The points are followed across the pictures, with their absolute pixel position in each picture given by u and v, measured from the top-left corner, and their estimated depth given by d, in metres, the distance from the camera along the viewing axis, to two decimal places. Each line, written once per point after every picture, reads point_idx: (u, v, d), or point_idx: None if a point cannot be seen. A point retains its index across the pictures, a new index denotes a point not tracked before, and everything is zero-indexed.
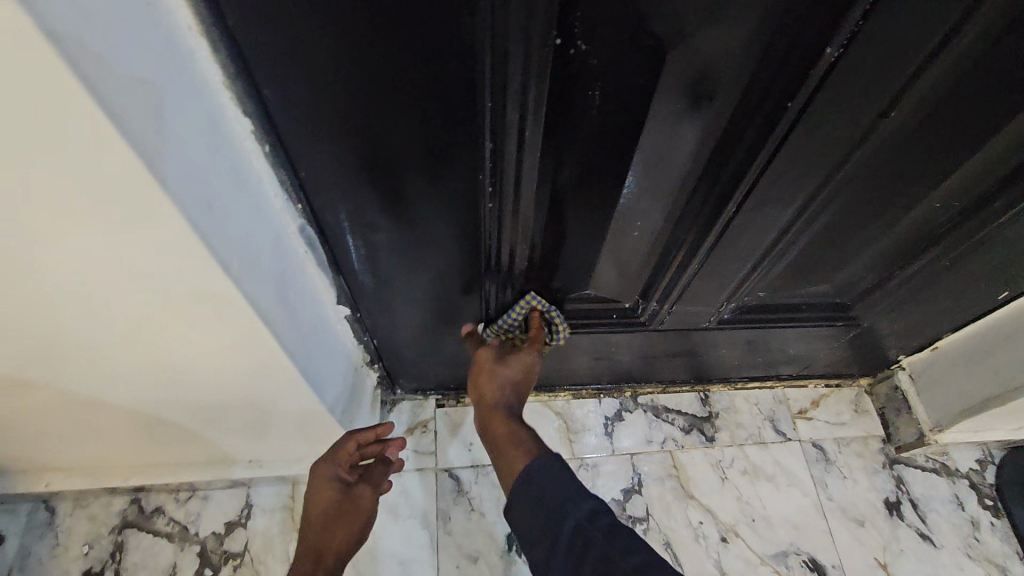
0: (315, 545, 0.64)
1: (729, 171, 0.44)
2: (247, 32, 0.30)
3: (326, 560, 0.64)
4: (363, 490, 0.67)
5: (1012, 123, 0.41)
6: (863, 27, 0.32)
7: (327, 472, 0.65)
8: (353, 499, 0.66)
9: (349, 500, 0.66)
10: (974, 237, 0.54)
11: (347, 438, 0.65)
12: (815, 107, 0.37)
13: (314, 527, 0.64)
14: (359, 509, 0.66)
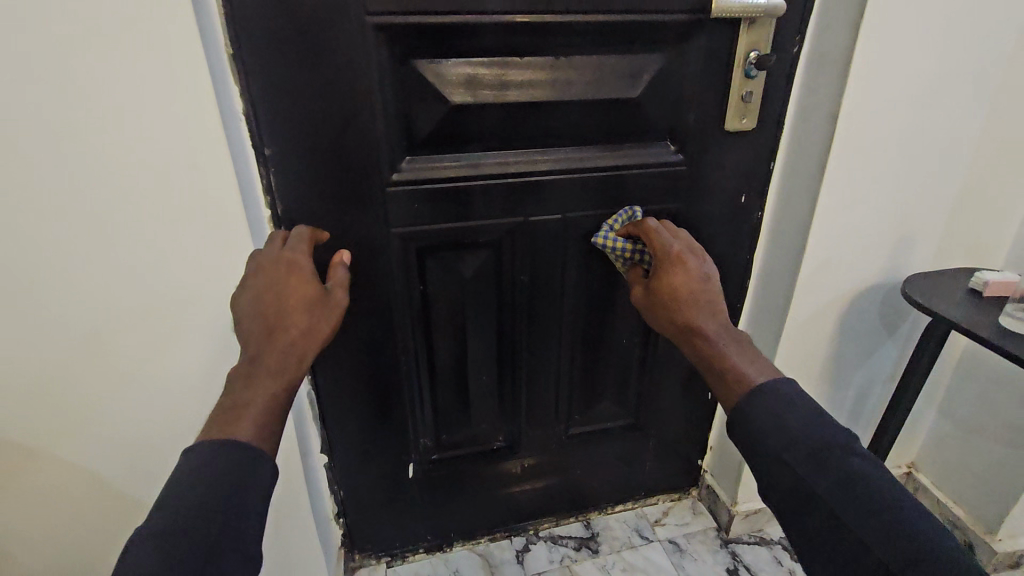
0: (293, 342, 0.63)
1: (513, 333, 0.96)
2: None
3: (292, 360, 0.63)
4: (304, 282, 0.68)
5: (622, 293, 0.97)
6: (530, 270, 0.90)
7: (302, 264, 0.69)
8: (330, 301, 0.70)
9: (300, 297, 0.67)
10: (657, 356, 1.05)
11: (302, 229, 0.74)
12: (530, 299, 0.93)
13: (285, 330, 0.63)
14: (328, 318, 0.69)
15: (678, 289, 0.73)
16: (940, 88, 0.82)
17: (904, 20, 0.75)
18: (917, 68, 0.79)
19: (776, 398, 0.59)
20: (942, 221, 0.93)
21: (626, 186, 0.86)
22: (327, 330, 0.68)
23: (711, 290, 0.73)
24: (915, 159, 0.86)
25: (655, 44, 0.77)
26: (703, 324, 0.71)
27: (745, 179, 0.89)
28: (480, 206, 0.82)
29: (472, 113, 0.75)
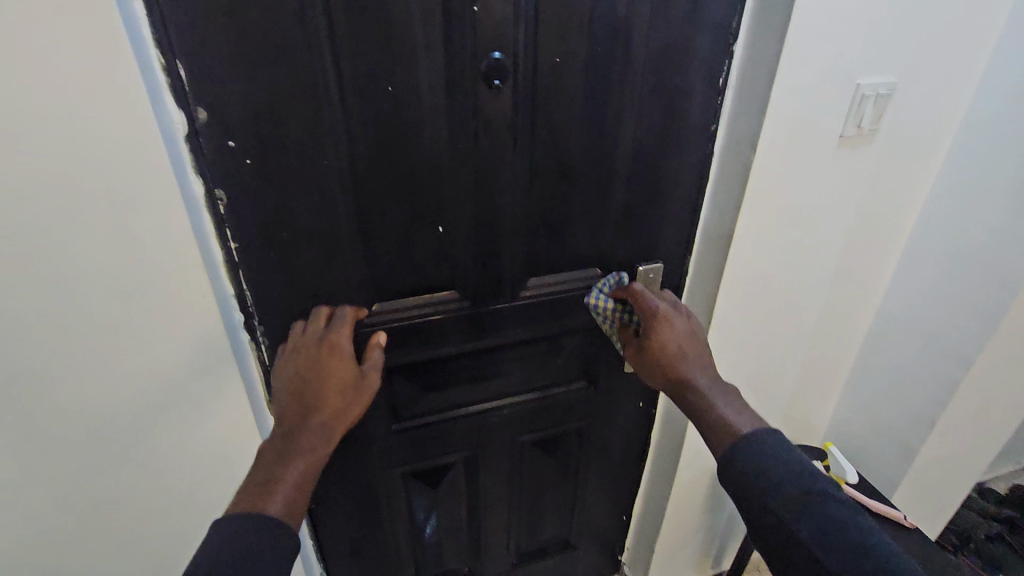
0: (325, 416, 0.76)
1: (475, 505, 1.28)
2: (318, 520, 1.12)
3: (322, 441, 0.75)
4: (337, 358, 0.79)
5: (555, 466, 1.30)
6: (486, 469, 1.22)
7: (342, 348, 0.80)
8: (361, 382, 0.81)
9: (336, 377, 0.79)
10: (584, 499, 1.40)
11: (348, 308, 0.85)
12: (487, 484, 1.25)
13: (325, 408, 0.77)
14: (354, 399, 0.80)
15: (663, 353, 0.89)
16: (773, 349, 1.15)
17: (743, 321, 1.08)
18: (756, 343, 1.12)
19: (764, 454, 0.74)
20: (784, 416, 1.29)
21: (555, 408, 1.18)
22: (356, 411, 0.80)
23: (697, 346, 0.89)
24: (763, 388, 1.21)
25: (569, 332, 1.08)
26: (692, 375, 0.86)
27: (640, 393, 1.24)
28: (445, 442, 1.12)
29: (440, 391, 1.05)
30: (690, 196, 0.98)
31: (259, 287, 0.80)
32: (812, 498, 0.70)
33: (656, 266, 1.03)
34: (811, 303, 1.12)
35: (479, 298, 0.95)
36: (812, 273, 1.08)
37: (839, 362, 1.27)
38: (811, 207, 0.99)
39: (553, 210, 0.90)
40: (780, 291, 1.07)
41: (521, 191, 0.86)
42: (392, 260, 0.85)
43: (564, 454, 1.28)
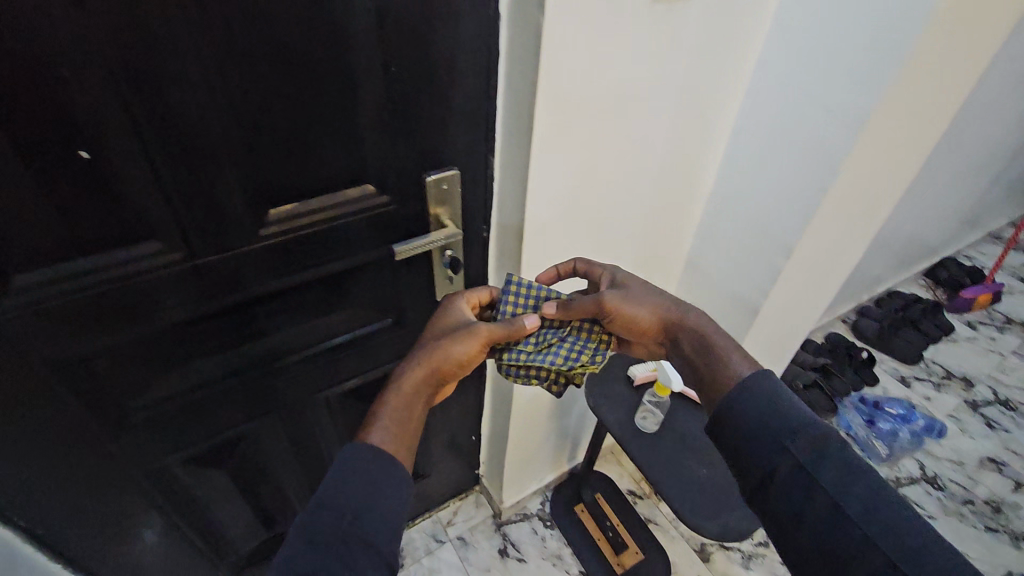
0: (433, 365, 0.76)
1: (289, 471, 1.10)
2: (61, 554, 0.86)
3: (417, 392, 0.76)
4: (453, 316, 0.83)
5: (380, 410, 1.14)
6: (288, 432, 1.03)
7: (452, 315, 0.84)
8: (462, 334, 0.78)
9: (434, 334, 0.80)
10: (423, 432, 1.28)
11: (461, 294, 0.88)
12: (295, 446, 1.06)
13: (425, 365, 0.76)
14: (458, 343, 0.77)
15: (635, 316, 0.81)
16: (594, 256, 1.03)
17: (555, 232, 0.93)
18: (573, 252, 0.99)
19: (771, 402, 0.65)
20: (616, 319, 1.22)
21: (357, 354, 0.99)
22: (452, 353, 0.76)
23: (659, 301, 0.83)
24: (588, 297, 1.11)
25: (349, 270, 0.85)
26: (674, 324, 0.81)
27: None
28: (217, 419, 0.90)
29: (186, 367, 0.81)
30: (477, 79, 0.75)
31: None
32: (828, 446, 0.61)
33: (449, 172, 0.82)
34: (631, 201, 0.99)
35: (195, 247, 0.69)
36: (629, 168, 0.93)
37: (669, 256, 1.19)
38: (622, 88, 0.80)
39: (266, 113, 0.63)
40: (594, 193, 0.92)
41: (195, 84, 0.58)
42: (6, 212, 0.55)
43: (387, 397, 1.12)
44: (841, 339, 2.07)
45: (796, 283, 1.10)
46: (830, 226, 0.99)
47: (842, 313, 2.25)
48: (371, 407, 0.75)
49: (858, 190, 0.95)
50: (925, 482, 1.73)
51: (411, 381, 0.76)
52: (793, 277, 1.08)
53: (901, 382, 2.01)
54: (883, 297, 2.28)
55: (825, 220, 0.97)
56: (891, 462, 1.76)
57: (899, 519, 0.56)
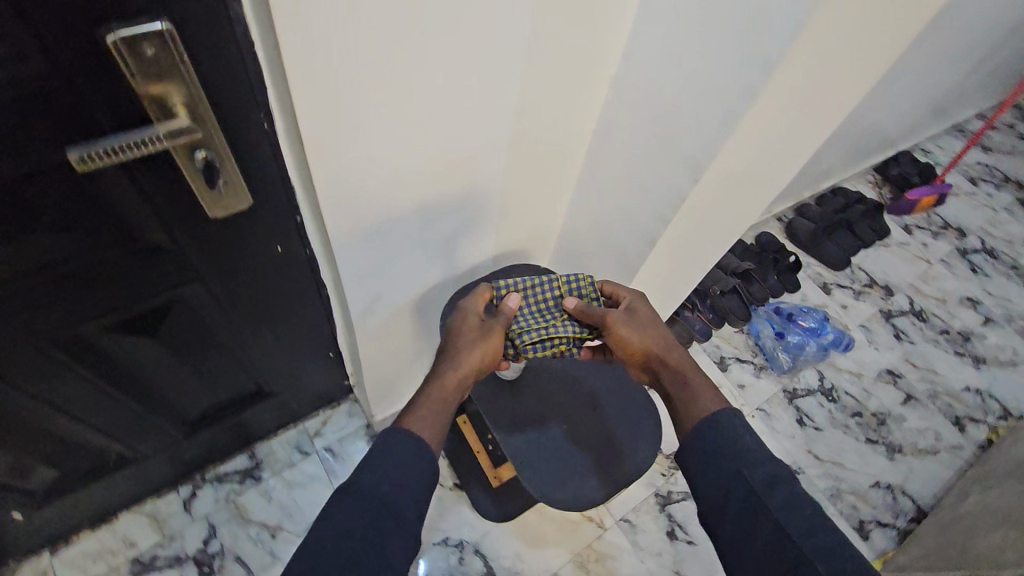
0: (465, 371, 0.82)
1: (52, 413, 0.87)
2: None
3: (449, 398, 0.80)
4: (473, 315, 0.88)
5: (178, 344, 0.90)
6: (25, 377, 0.78)
7: (470, 311, 0.89)
8: (489, 337, 0.86)
9: (469, 333, 0.86)
10: (254, 358, 1.05)
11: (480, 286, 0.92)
12: (46, 389, 0.82)
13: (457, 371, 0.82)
14: (482, 350, 0.85)
15: (649, 343, 0.87)
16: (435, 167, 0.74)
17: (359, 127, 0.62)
18: (399, 160, 0.70)
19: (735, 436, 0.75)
20: (486, 239, 0.97)
21: (90, 288, 0.70)
22: (480, 359, 0.84)
23: (663, 336, 0.89)
24: (437, 217, 0.83)
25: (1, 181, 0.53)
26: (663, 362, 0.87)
27: (269, 244, 0.78)
28: None
29: None
30: None
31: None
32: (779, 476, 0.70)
33: (152, 33, 0.47)
34: (483, 89, 0.67)
35: None
36: (474, 39, 0.60)
37: (563, 159, 0.90)
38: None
39: None
40: (416, 80, 0.60)
41: None
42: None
43: (177, 331, 0.87)
44: (773, 241, 1.91)
45: (710, 209, 0.86)
46: (757, 142, 0.73)
47: (781, 210, 2.07)
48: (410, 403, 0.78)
49: (804, 96, 0.67)
50: (820, 394, 1.69)
51: (452, 380, 0.81)
52: (706, 203, 0.83)
53: (822, 289, 1.91)
54: (826, 195, 2.09)
55: (751, 136, 0.70)
56: (792, 373, 1.71)
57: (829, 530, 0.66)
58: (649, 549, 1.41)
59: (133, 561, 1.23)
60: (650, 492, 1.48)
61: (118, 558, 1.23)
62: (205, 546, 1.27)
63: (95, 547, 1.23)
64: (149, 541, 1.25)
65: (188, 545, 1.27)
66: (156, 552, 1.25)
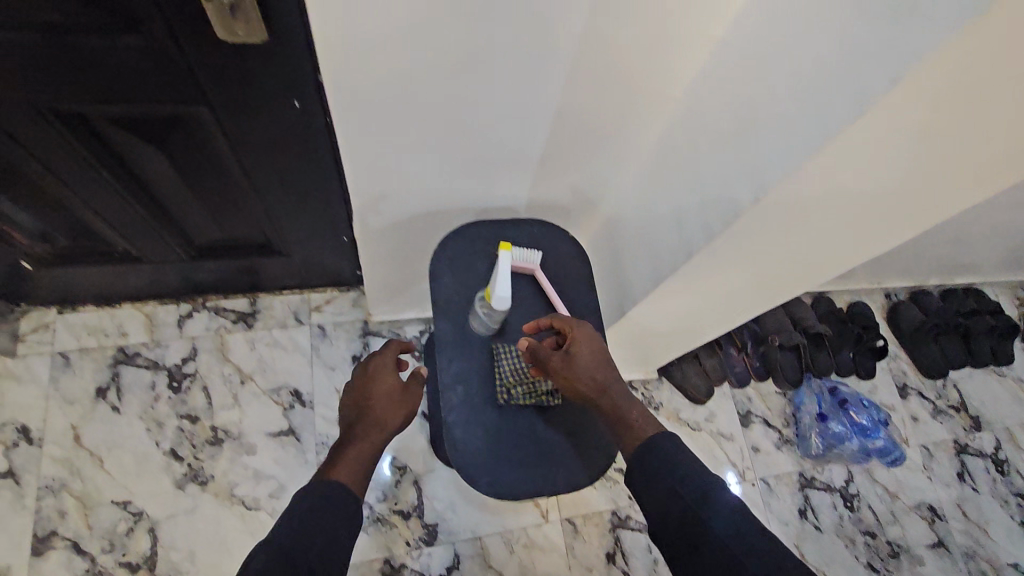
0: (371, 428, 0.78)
1: (57, 185, 0.88)
2: None
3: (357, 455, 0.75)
4: (388, 380, 0.83)
5: (182, 165, 0.87)
6: (32, 143, 0.78)
7: (381, 366, 0.84)
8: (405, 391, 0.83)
9: (385, 399, 0.81)
10: (265, 206, 1.03)
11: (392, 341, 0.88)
12: (51, 163, 0.82)
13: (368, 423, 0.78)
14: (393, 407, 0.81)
15: (596, 371, 0.78)
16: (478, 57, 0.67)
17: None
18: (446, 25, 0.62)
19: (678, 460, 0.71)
20: (511, 167, 0.88)
21: (105, 63, 0.67)
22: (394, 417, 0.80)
23: (610, 361, 0.79)
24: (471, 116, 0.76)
25: None
26: (607, 383, 0.78)
27: (287, 86, 0.72)
28: None
29: None
30: None
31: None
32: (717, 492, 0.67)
33: None
34: None
35: None
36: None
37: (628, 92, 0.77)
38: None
39: None
40: None
41: None
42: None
43: (184, 151, 0.84)
44: (865, 315, 1.65)
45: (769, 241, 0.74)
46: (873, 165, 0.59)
47: (892, 287, 1.78)
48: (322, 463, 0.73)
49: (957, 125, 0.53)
50: (838, 495, 1.49)
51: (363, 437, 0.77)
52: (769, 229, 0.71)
53: (897, 389, 1.64)
54: (953, 292, 1.77)
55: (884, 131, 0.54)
56: (817, 460, 1.51)
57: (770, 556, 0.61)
58: (582, 559, 1.32)
59: (118, 350, 1.29)
60: (609, 508, 1.37)
61: (107, 341, 1.29)
62: (181, 364, 1.31)
63: (94, 323, 1.30)
64: (138, 339, 1.31)
65: (168, 357, 1.30)
66: (140, 351, 1.30)
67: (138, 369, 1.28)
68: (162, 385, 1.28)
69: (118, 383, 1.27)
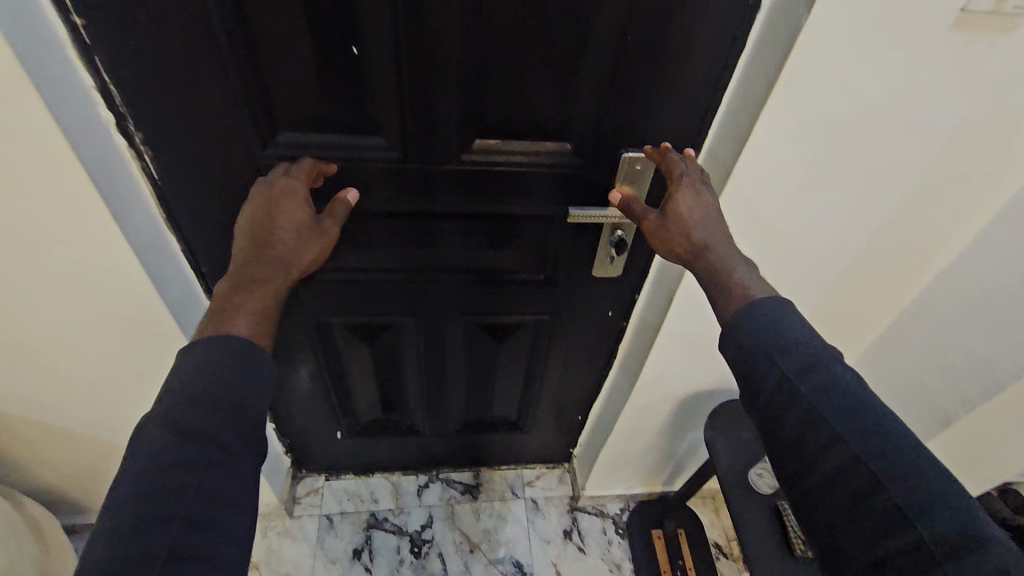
0: (278, 261, 0.70)
1: (414, 370, 1.21)
2: None
3: (247, 292, 0.66)
4: (294, 218, 0.71)
5: (505, 355, 1.19)
6: (425, 342, 1.13)
7: (291, 191, 0.72)
8: (318, 233, 0.74)
9: (292, 245, 0.71)
10: (537, 392, 1.31)
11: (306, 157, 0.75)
12: (424, 355, 1.16)
13: (248, 250, 0.69)
14: (296, 241, 0.72)
15: (695, 223, 0.72)
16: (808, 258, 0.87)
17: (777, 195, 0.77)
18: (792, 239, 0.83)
19: (779, 319, 0.63)
20: None
21: (512, 297, 1.03)
22: (292, 244, 0.71)
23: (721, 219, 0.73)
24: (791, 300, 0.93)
25: (524, 217, 0.88)
26: (708, 241, 0.71)
27: (614, 302, 1.05)
28: (378, 305, 1.02)
29: (371, 248, 0.91)
30: (715, 58, 0.69)
31: (100, 34, 0.61)
32: (821, 357, 0.60)
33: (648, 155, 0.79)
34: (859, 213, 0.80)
35: (409, 153, 0.77)
36: (879, 202, 0.79)
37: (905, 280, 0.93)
38: (904, 103, 0.68)
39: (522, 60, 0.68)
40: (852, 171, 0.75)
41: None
42: (282, 57, 0.66)
43: (515, 347, 1.17)
44: None
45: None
46: None
47: None
48: (217, 301, 0.65)
49: None
50: None
51: (227, 277, 0.67)
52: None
53: None
54: None
55: None
56: None
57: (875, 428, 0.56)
58: None
59: (371, 514, 1.50)
60: None
61: (363, 506, 1.51)
62: (421, 530, 1.48)
63: (353, 489, 1.54)
64: (386, 505, 1.52)
65: (410, 523, 1.50)
66: (387, 516, 1.50)
67: (387, 533, 1.47)
68: (406, 549, 1.45)
69: (370, 545, 1.45)
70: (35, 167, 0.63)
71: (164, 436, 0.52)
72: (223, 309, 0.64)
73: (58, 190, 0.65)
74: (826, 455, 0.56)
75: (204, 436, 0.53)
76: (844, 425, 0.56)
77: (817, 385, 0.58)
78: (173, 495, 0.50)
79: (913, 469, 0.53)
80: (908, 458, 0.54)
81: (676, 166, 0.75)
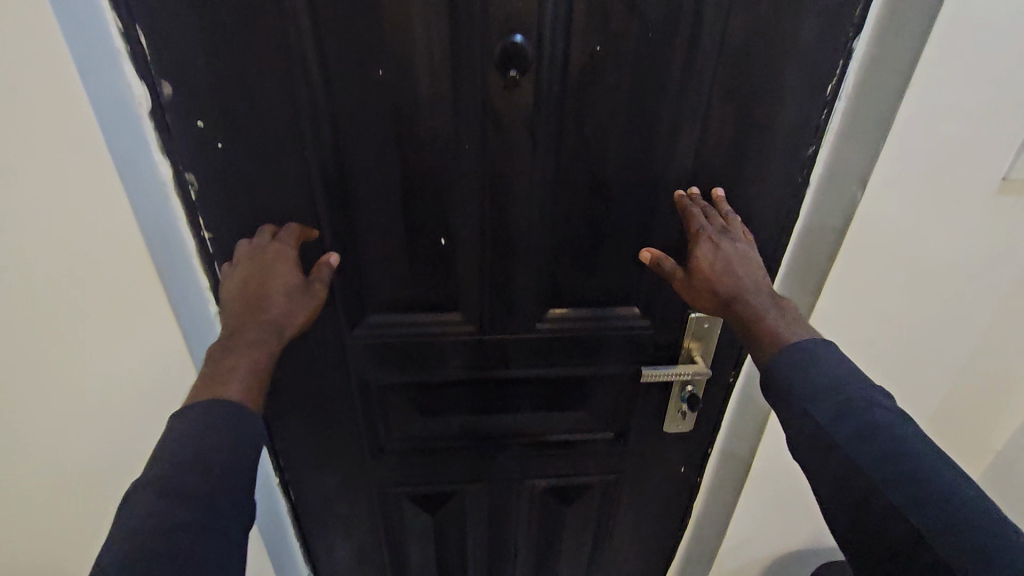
0: (269, 326, 0.62)
1: (476, 539, 1.13)
2: (313, 527, 1.05)
3: (231, 363, 0.58)
4: (285, 277, 0.65)
5: (572, 519, 1.12)
6: (489, 508, 1.08)
7: (280, 257, 0.65)
8: (306, 295, 0.66)
9: (281, 307, 0.63)
10: (607, 559, 1.20)
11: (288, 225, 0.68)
12: (488, 523, 1.10)
13: (234, 318, 0.62)
14: (283, 304, 0.63)
15: (720, 276, 0.66)
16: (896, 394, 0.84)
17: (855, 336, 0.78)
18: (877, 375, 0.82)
19: (810, 368, 0.58)
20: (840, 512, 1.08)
21: (581, 457, 1.00)
22: (281, 308, 0.63)
23: (750, 268, 0.67)
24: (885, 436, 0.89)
25: (595, 377, 0.89)
26: (736, 292, 0.66)
27: (687, 456, 1.01)
28: (444, 472, 1.00)
29: (443, 414, 0.92)
30: (774, 228, 0.74)
31: (223, 243, 0.69)
32: (855, 400, 0.54)
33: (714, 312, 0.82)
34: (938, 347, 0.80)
35: (487, 324, 0.80)
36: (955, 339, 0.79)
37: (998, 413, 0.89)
38: (961, 245, 0.71)
39: (594, 239, 0.74)
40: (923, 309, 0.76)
41: (530, 193, 0.69)
42: (379, 252, 0.73)
43: (583, 510, 1.11)
44: None
45: None
46: None
47: None
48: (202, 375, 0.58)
49: None
50: None
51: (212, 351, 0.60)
52: None
53: None
54: None
55: None
56: None
57: (923, 483, 0.48)
58: None
59: None
60: None
61: None
62: None
63: None
64: None
65: None
66: None
67: None
68: None
69: None
70: (118, 296, 0.64)
71: (161, 497, 0.47)
72: (206, 381, 0.57)
73: (138, 322, 0.66)
74: (874, 512, 0.50)
75: (202, 499, 0.48)
76: (880, 476, 0.50)
77: (850, 432, 0.53)
78: (167, 560, 0.44)
79: (979, 539, 0.45)
80: (959, 511, 0.46)
81: (695, 220, 0.68)
